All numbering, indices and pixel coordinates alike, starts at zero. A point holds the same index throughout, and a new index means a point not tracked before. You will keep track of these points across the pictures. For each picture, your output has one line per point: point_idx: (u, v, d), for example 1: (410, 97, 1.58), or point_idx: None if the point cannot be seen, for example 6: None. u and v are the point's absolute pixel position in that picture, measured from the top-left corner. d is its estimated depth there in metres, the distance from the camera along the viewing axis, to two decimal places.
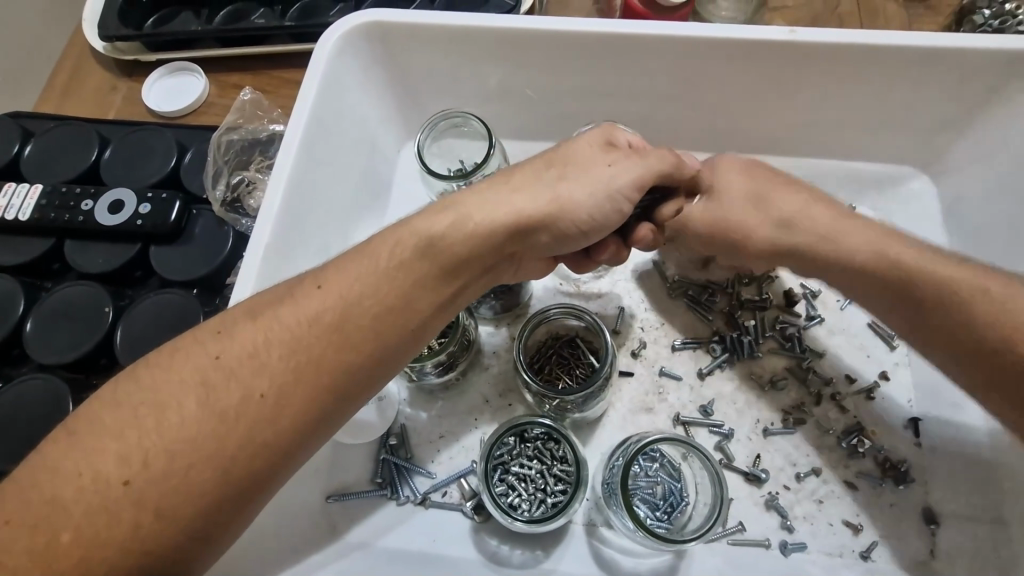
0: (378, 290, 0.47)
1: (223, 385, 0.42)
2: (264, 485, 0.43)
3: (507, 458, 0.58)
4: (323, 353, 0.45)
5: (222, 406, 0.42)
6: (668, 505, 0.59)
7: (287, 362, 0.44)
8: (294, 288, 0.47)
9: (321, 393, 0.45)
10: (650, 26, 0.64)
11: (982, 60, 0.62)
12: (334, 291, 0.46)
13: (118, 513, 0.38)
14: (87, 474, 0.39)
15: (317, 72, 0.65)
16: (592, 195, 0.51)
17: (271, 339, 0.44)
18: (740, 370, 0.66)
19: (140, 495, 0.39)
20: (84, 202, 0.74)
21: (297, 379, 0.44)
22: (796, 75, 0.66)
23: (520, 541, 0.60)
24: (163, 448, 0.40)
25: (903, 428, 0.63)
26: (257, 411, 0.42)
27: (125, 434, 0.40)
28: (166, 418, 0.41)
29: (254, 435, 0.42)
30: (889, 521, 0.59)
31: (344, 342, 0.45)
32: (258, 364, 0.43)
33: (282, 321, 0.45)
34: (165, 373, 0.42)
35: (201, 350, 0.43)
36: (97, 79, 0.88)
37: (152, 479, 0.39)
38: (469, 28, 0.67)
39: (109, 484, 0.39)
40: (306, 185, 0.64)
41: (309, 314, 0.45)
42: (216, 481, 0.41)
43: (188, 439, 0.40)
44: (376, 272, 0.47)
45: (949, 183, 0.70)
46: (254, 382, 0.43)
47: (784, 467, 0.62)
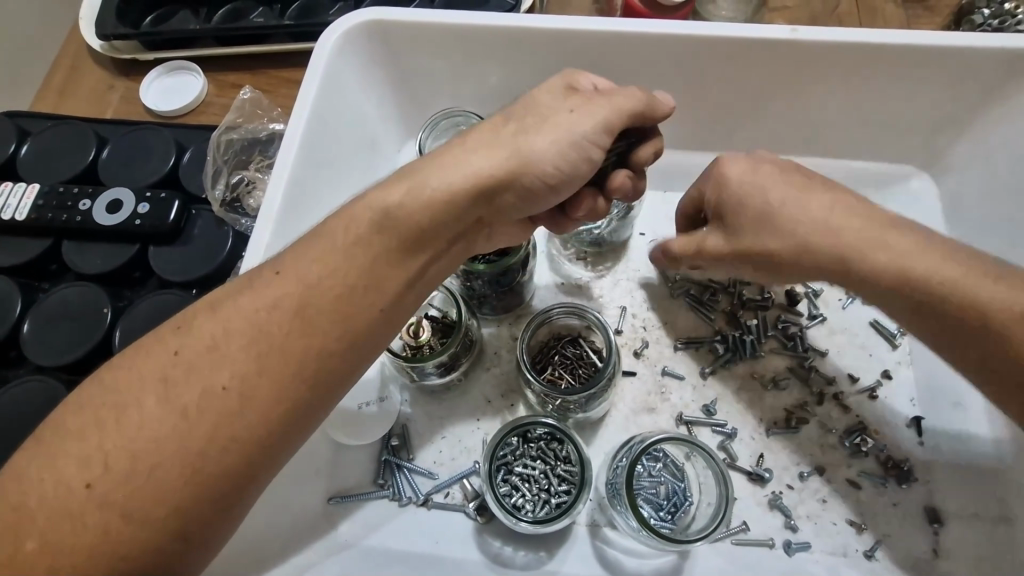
0: (337, 270, 0.46)
1: (182, 381, 0.42)
2: (244, 480, 0.43)
3: (509, 459, 0.58)
4: (291, 343, 0.44)
5: (182, 402, 0.41)
6: (672, 505, 0.59)
7: (249, 353, 0.43)
8: (254, 277, 0.46)
9: (295, 385, 0.44)
10: (650, 25, 0.64)
11: (982, 58, 0.62)
12: (292, 276, 0.45)
13: (84, 518, 0.38)
14: (51, 479, 0.39)
15: (318, 70, 0.65)
16: (556, 144, 0.50)
17: (227, 328, 0.43)
18: (742, 370, 0.66)
19: (103, 497, 0.39)
20: (82, 202, 0.73)
21: (260, 370, 0.43)
22: (796, 74, 0.66)
23: (524, 542, 0.59)
24: (124, 449, 0.39)
25: (905, 426, 0.63)
26: (221, 403, 0.42)
27: (85, 437, 0.40)
28: (126, 417, 0.40)
29: (219, 430, 0.41)
30: (893, 520, 0.59)
31: (307, 328, 0.44)
32: (217, 356, 0.42)
33: (235, 312, 0.44)
34: (126, 374, 0.42)
35: (158, 347, 0.43)
36: (94, 78, 0.87)
37: (114, 481, 0.39)
38: (471, 28, 0.66)
39: (71, 489, 0.38)
40: (307, 184, 0.63)
41: (267, 302, 0.44)
42: (184, 478, 0.40)
43: (147, 438, 0.40)
44: (334, 253, 0.46)
45: (949, 182, 0.71)
46: (213, 374, 0.42)
47: (787, 466, 0.62)
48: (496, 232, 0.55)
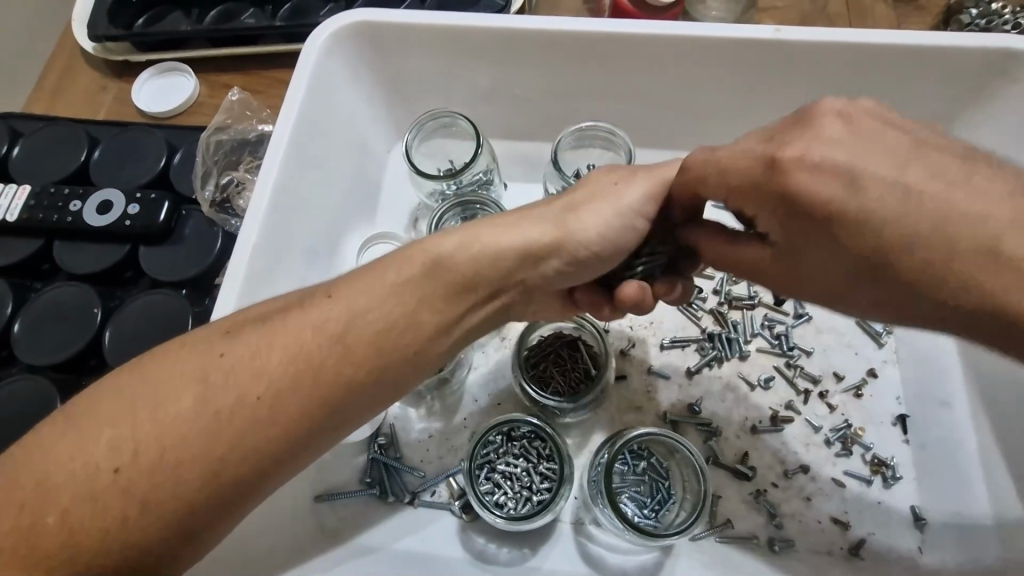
0: (383, 305, 0.46)
1: (222, 385, 0.42)
2: (255, 490, 0.43)
3: (493, 457, 0.58)
4: (329, 369, 0.44)
5: (217, 405, 0.41)
6: (657, 502, 0.59)
7: (287, 370, 0.43)
8: (306, 296, 0.47)
9: (318, 406, 0.44)
10: (636, 25, 0.65)
11: (965, 58, 0.63)
12: (339, 303, 0.46)
13: (104, 503, 0.38)
14: (80, 460, 0.39)
15: (306, 71, 0.65)
16: (603, 220, 0.50)
17: (280, 344, 0.44)
18: (729, 369, 0.67)
19: (127, 487, 0.39)
20: (73, 203, 0.74)
21: (294, 386, 0.43)
22: (781, 75, 0.66)
23: (508, 539, 0.60)
24: (155, 440, 0.40)
25: (891, 425, 0.63)
26: (251, 413, 0.42)
27: (120, 424, 0.40)
28: (164, 409, 0.41)
29: (245, 436, 0.42)
30: (878, 518, 0.60)
31: (347, 353, 0.45)
32: (259, 365, 0.43)
33: (283, 327, 0.44)
34: (169, 369, 0.42)
35: (205, 348, 0.43)
36: (87, 80, 0.87)
37: (140, 471, 0.39)
38: (459, 28, 0.67)
39: (98, 471, 0.39)
40: (295, 187, 0.63)
41: (316, 320, 0.45)
42: (205, 480, 0.40)
43: (178, 434, 0.40)
44: (384, 287, 0.47)
45: None
46: (250, 384, 0.42)
47: (772, 464, 0.62)
48: (536, 302, 0.54)
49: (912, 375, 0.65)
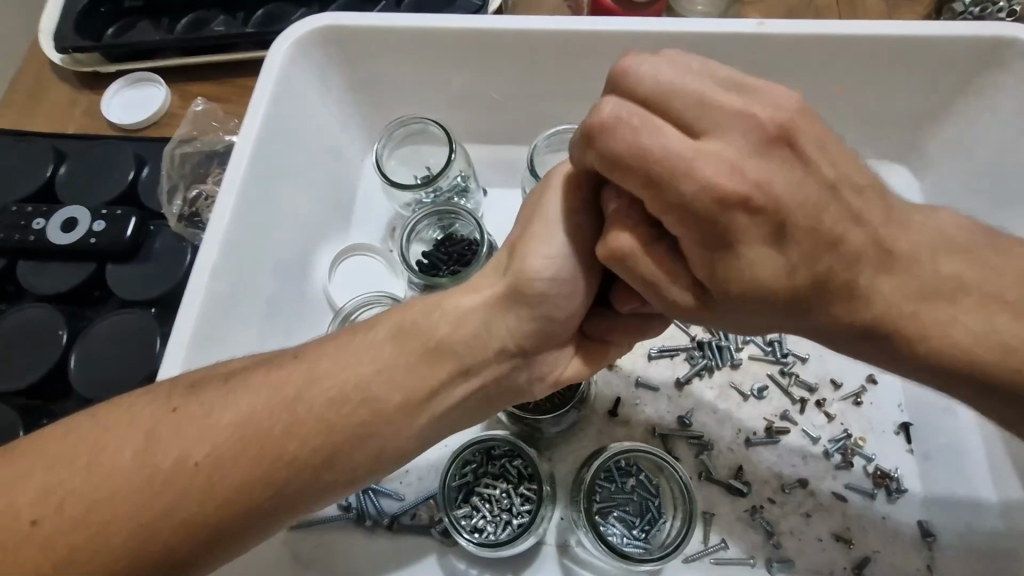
0: (341, 371, 0.43)
1: (166, 441, 0.39)
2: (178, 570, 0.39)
3: (473, 479, 0.55)
4: (275, 440, 0.40)
5: (156, 463, 0.38)
6: (646, 522, 0.56)
7: (235, 433, 0.40)
8: (276, 354, 0.44)
9: (261, 473, 0.40)
10: (614, 22, 0.62)
11: (958, 47, 0.60)
12: (303, 362, 0.43)
13: (22, 554, 0.36)
14: (3, 504, 0.36)
15: (270, 78, 0.63)
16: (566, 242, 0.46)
17: (236, 404, 0.41)
18: (720, 378, 0.64)
19: (49, 540, 0.36)
20: (36, 221, 0.71)
21: (237, 458, 0.39)
22: (767, 70, 0.63)
23: (491, 563, 0.57)
24: (83, 495, 0.37)
25: (892, 434, 0.60)
26: (187, 480, 0.38)
27: (55, 468, 0.38)
28: (99, 461, 0.38)
29: (174, 508, 0.38)
30: (881, 534, 0.56)
31: (296, 428, 0.41)
32: (206, 426, 0.40)
33: (240, 382, 0.42)
34: (120, 414, 0.40)
35: (161, 395, 0.41)
36: (55, 93, 0.85)
37: (62, 524, 0.36)
38: (431, 29, 0.64)
39: (21, 518, 0.36)
40: (259, 199, 0.61)
41: (274, 381, 0.42)
42: (126, 548, 0.37)
43: (107, 491, 0.37)
44: (349, 348, 0.44)
45: (932, 175, 0.67)
46: (192, 446, 0.39)
47: (767, 479, 0.59)
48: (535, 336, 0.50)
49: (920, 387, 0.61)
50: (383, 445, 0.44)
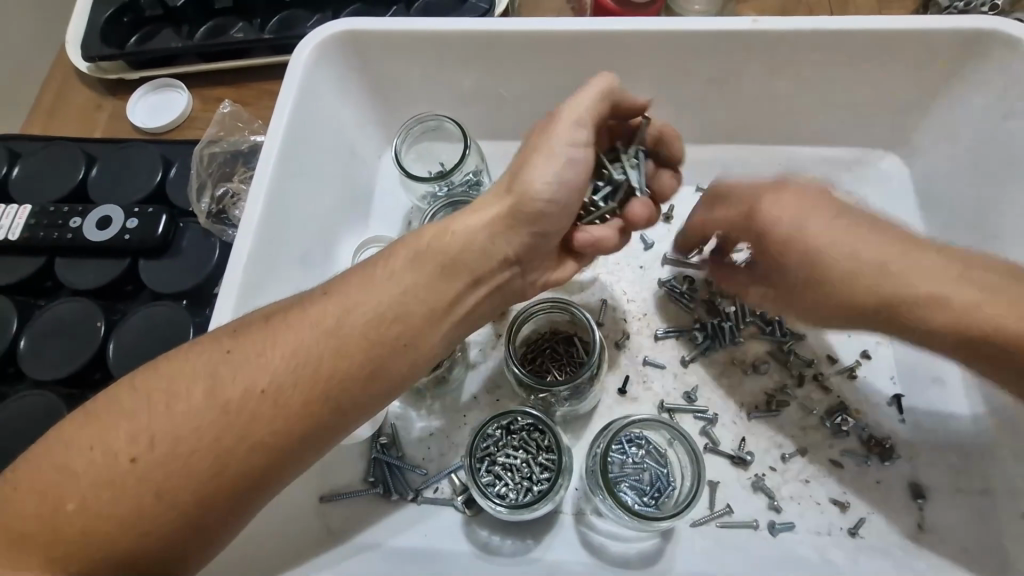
0: (375, 298, 0.48)
1: (231, 379, 0.43)
2: (262, 482, 0.44)
3: (492, 450, 0.59)
4: (330, 363, 0.45)
5: (227, 395, 0.43)
6: (656, 490, 0.61)
7: (290, 363, 0.44)
8: (302, 299, 0.48)
9: (322, 389, 0.45)
10: (616, 23, 0.66)
11: (943, 40, 0.63)
12: (334, 299, 0.47)
13: (124, 489, 0.40)
14: (99, 452, 0.41)
15: (293, 82, 0.67)
16: (567, 177, 0.51)
17: (286, 340, 0.45)
18: (722, 356, 0.67)
19: (144, 473, 0.40)
20: (72, 219, 0.75)
21: (297, 381, 0.44)
22: (761, 63, 0.67)
23: (511, 530, 0.61)
24: (167, 433, 0.41)
25: (886, 405, 0.63)
26: (257, 406, 0.43)
27: (136, 419, 0.42)
28: (175, 404, 0.42)
29: (251, 430, 0.43)
30: (878, 497, 0.60)
31: (341, 348, 0.46)
32: (261, 362, 0.44)
33: (280, 321, 0.46)
34: (179, 366, 0.44)
35: (211, 345, 0.45)
36: (83, 99, 0.89)
37: (156, 458, 0.41)
38: (442, 33, 0.68)
39: (115, 461, 0.40)
40: (287, 194, 0.65)
41: (311, 320, 0.46)
42: (212, 468, 0.42)
43: (188, 425, 0.42)
44: (375, 285, 0.48)
45: (920, 162, 0.71)
46: (255, 377, 0.44)
47: (768, 449, 0.63)
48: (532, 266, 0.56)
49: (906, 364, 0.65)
50: (415, 359, 0.49)
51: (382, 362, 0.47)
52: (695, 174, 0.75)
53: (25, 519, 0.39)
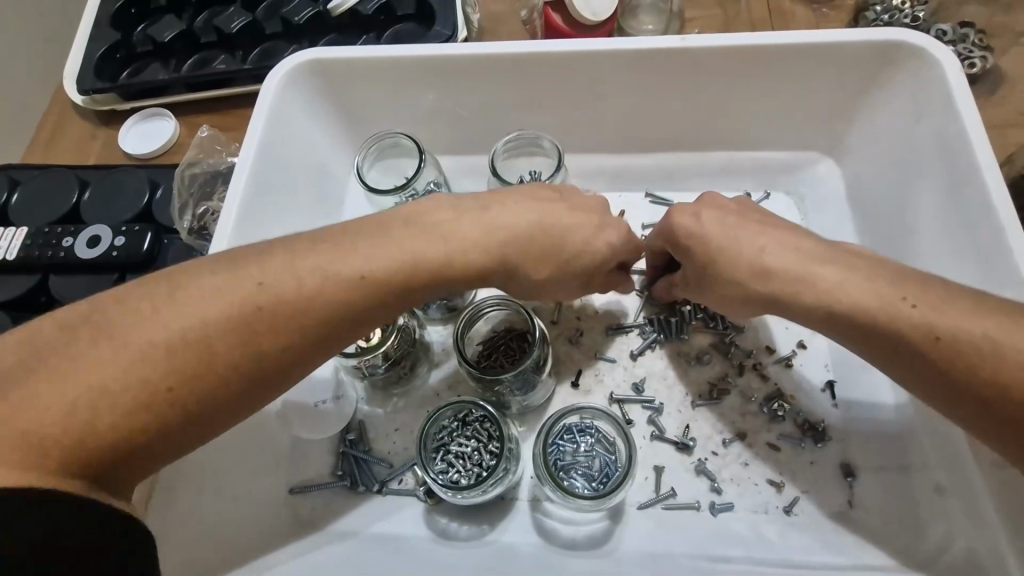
0: (350, 262, 0.51)
1: (261, 325, 0.47)
2: (220, 409, 0.47)
3: (447, 440, 0.63)
4: (301, 313, 0.49)
5: (258, 344, 0.47)
6: (604, 476, 0.63)
7: (265, 307, 0.47)
8: (282, 250, 0.50)
9: (292, 335, 0.48)
10: (557, 44, 0.72)
11: (859, 50, 0.68)
12: (357, 256, 0.51)
13: (160, 415, 0.43)
14: (135, 377, 0.42)
15: (263, 106, 0.73)
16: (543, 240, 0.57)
17: (262, 286, 0.48)
18: (669, 350, 0.72)
19: (182, 403, 0.44)
20: (65, 239, 0.81)
21: (270, 326, 0.47)
22: (692, 77, 0.73)
23: (468, 516, 0.65)
24: (135, 360, 0.42)
25: (820, 391, 0.67)
26: (230, 342, 0.46)
27: (175, 352, 0.44)
28: (145, 335, 0.43)
29: (219, 364, 0.45)
30: (810, 475, 0.64)
31: (315, 301, 0.49)
32: (236, 303, 0.46)
33: (302, 269, 0.49)
34: (206, 301, 0.46)
35: (238, 281, 0.47)
36: (79, 129, 0.96)
37: (123, 382, 0.42)
38: (399, 57, 0.74)
39: (153, 390, 0.43)
40: (261, 206, 0.71)
41: (288, 273, 0.49)
42: (177, 394, 0.44)
43: (160, 354, 0.43)
44: (352, 248, 0.51)
45: (848, 164, 0.76)
46: (230, 313, 0.46)
47: (710, 435, 0.67)
48: None
49: (836, 350, 0.69)
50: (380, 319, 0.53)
51: (353, 316, 0.51)
52: (643, 181, 0.80)
53: (44, 429, 0.39)
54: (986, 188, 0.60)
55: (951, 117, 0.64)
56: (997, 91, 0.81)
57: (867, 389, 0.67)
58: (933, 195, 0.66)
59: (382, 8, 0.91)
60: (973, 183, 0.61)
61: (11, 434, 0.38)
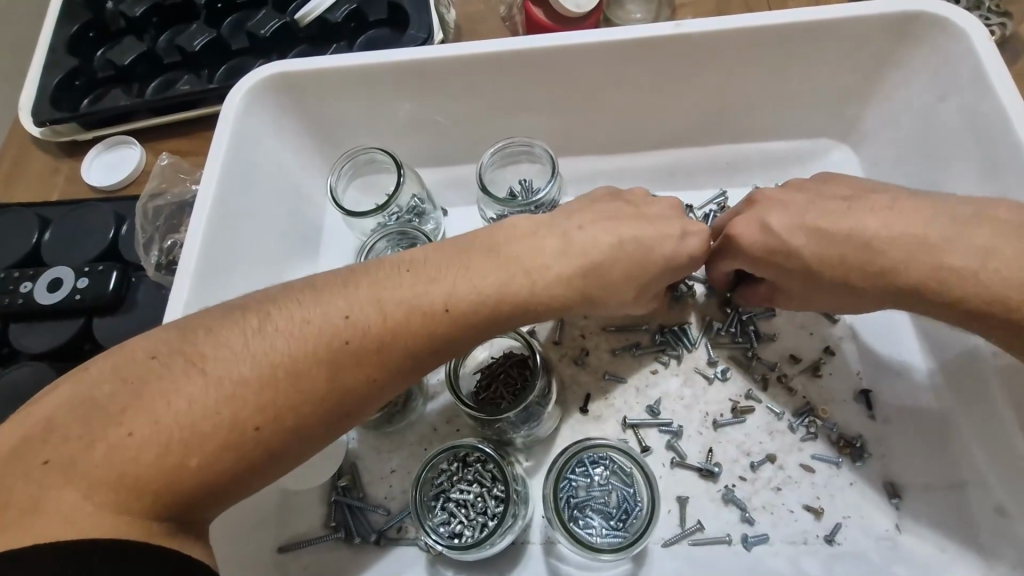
0: (381, 315, 0.45)
1: (347, 362, 0.43)
2: (246, 483, 0.41)
3: (447, 485, 0.56)
4: (328, 376, 0.43)
5: (326, 389, 0.43)
6: (623, 512, 0.56)
7: (291, 369, 0.41)
8: (318, 290, 0.45)
9: (324, 400, 0.43)
10: (541, 40, 0.65)
11: (872, 25, 0.62)
12: (439, 287, 0.47)
13: (220, 462, 0.39)
14: (224, 416, 0.39)
15: (225, 127, 0.66)
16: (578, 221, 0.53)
17: (289, 342, 0.42)
18: (686, 365, 0.65)
19: (266, 442, 0.41)
20: (23, 284, 0.75)
21: (299, 392, 0.41)
22: (693, 66, 0.66)
23: (476, 567, 0.59)
24: (167, 422, 0.38)
25: (853, 402, 0.61)
26: (261, 407, 0.40)
27: (263, 388, 0.40)
28: (177, 398, 0.38)
29: (250, 433, 0.40)
30: (852, 499, 0.57)
31: (343, 364, 0.43)
32: (274, 358, 0.41)
33: (349, 310, 0.44)
34: (297, 332, 0.42)
35: (327, 310, 0.44)
36: (38, 163, 0.89)
37: (151, 450, 0.37)
38: (371, 65, 0.68)
39: (222, 433, 0.39)
40: (228, 237, 0.65)
41: (314, 330, 0.43)
42: (207, 468, 0.39)
43: (187, 420, 0.38)
44: (387, 301, 0.45)
45: (866, 150, 0.70)
46: (264, 372, 0.41)
47: (737, 458, 0.60)
48: None
49: (868, 354, 0.63)
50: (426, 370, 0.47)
51: (390, 373, 0.45)
52: (645, 183, 0.74)
53: (139, 466, 0.37)
54: None
55: (984, 94, 0.58)
56: (1017, 61, 0.75)
57: (909, 394, 0.61)
58: (966, 184, 0.59)
59: (352, 14, 0.85)
60: (1014, 163, 0.55)
61: (110, 472, 0.36)
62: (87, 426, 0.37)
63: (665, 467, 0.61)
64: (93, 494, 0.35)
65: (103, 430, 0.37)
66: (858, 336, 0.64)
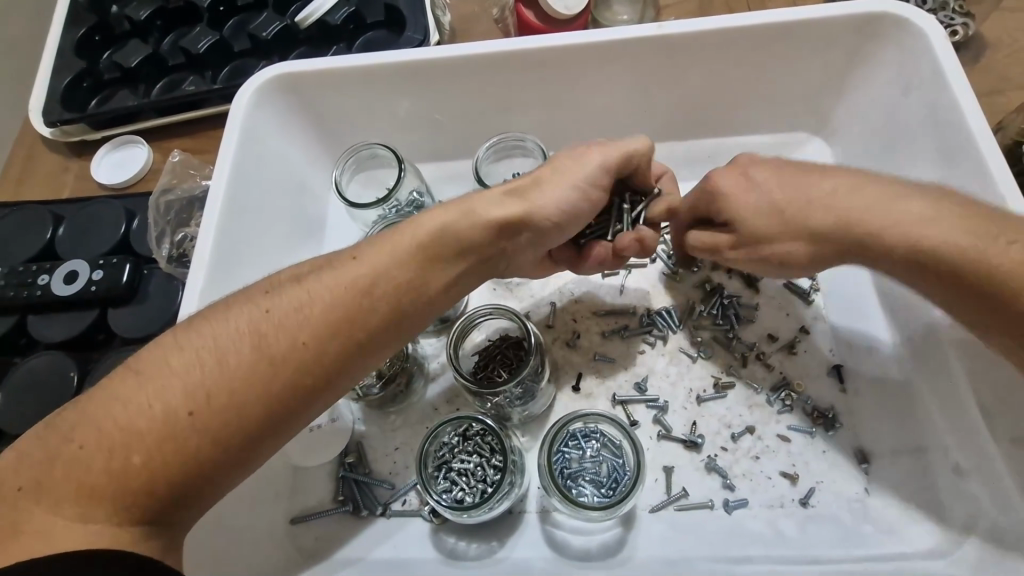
0: (373, 295, 0.50)
1: (272, 337, 0.46)
2: (244, 460, 0.45)
3: (448, 457, 0.61)
4: (323, 353, 0.47)
5: (319, 366, 0.47)
6: (613, 481, 0.61)
7: (292, 346, 0.46)
8: (320, 271, 0.50)
9: (314, 378, 0.47)
10: (532, 41, 0.70)
11: (839, 26, 0.67)
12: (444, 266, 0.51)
13: (218, 441, 0.43)
14: (228, 393, 0.43)
15: (234, 124, 0.70)
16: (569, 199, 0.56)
17: (290, 322, 0.47)
18: (671, 344, 0.70)
19: (202, 427, 0.42)
20: (40, 277, 0.79)
21: (293, 370, 0.46)
22: (674, 64, 0.71)
23: (476, 535, 0.63)
24: (175, 404, 0.42)
25: (826, 377, 0.66)
26: (259, 386, 0.44)
27: (209, 377, 0.43)
28: (187, 380, 0.43)
29: (248, 411, 0.44)
30: (825, 466, 0.62)
31: (338, 342, 0.48)
32: (274, 338, 0.46)
33: (347, 290, 0.49)
34: (222, 328, 0.46)
35: (324, 293, 0.48)
36: (49, 163, 0.93)
37: (161, 429, 0.41)
38: (371, 66, 0.72)
39: (223, 412, 0.43)
40: (237, 227, 0.68)
41: (313, 310, 0.48)
42: (208, 445, 0.43)
43: (191, 401, 0.42)
44: (388, 286, 0.51)
45: (838, 142, 0.75)
46: (264, 351, 0.45)
47: (719, 430, 0.65)
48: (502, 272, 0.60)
49: (839, 333, 0.68)
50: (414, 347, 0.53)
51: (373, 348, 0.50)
52: None
53: (88, 475, 0.40)
54: (985, 162, 0.58)
55: (941, 88, 0.62)
56: (979, 59, 0.80)
57: (879, 368, 0.65)
58: (927, 172, 0.64)
59: (351, 17, 0.89)
60: (969, 152, 0.59)
61: (125, 451, 0.41)
62: (108, 411, 0.41)
63: (653, 440, 0.65)
64: (109, 469, 0.40)
65: (121, 414, 0.41)
66: (831, 316, 0.69)
